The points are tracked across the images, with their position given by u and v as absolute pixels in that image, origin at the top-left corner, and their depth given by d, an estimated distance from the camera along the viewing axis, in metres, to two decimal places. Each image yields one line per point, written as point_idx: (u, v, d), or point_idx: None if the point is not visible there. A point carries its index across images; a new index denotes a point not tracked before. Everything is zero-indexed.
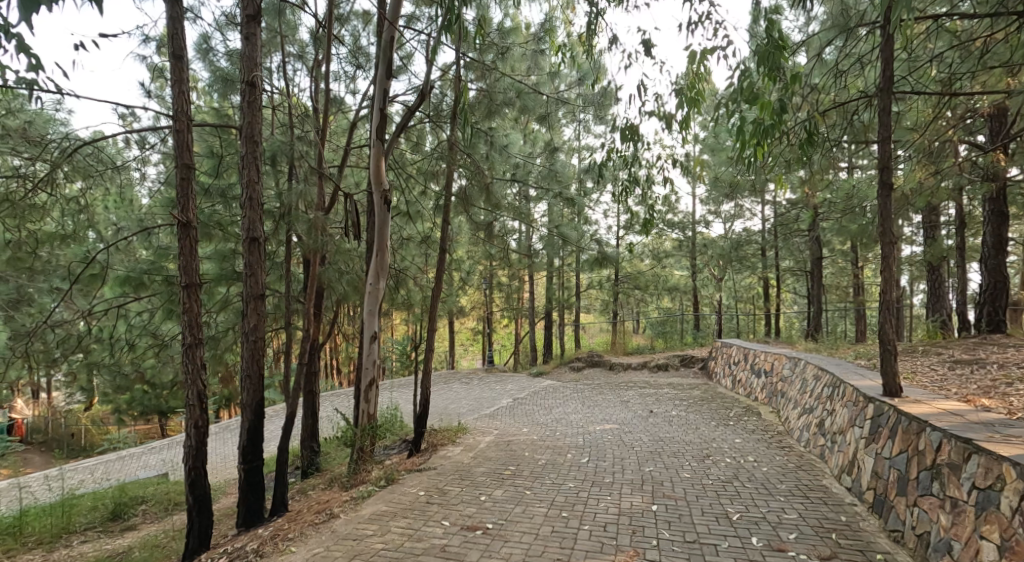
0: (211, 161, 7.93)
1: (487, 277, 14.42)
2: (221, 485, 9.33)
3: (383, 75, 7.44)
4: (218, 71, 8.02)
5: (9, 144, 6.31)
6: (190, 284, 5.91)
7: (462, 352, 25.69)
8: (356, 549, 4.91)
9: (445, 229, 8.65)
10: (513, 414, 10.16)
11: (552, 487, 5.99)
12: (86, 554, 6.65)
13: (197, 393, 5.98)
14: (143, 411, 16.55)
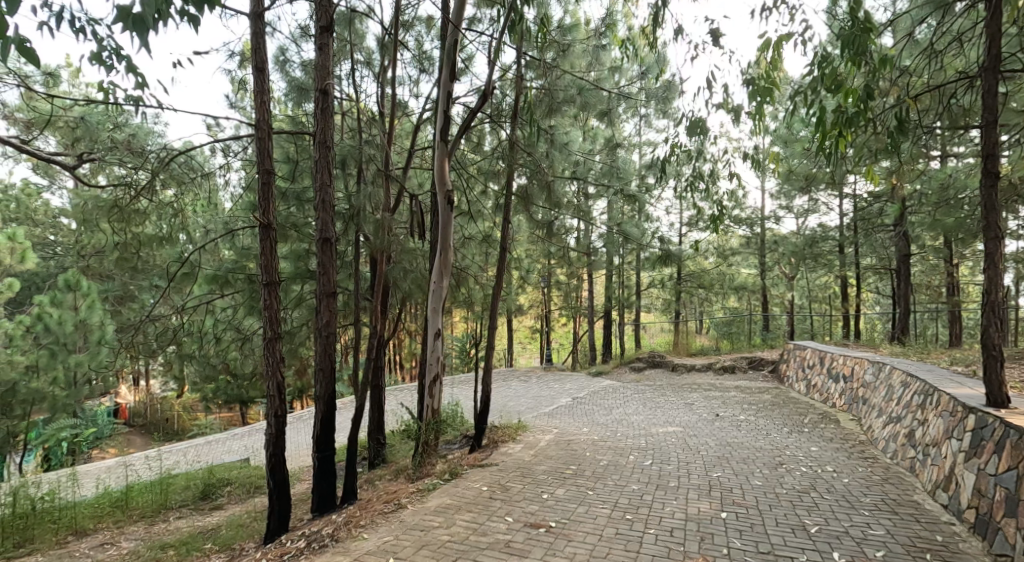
0: (287, 165, 8.23)
1: (546, 276, 14.34)
2: (297, 472, 9.61)
3: (447, 76, 7.48)
4: (292, 80, 8.32)
5: (115, 155, 6.76)
6: (270, 282, 6.11)
7: (519, 350, 25.62)
8: (423, 540, 4.92)
9: (507, 227, 8.62)
10: (573, 413, 10.04)
11: (615, 489, 5.85)
12: (180, 530, 6.99)
13: (273, 387, 6.15)
14: (226, 401, 17.41)
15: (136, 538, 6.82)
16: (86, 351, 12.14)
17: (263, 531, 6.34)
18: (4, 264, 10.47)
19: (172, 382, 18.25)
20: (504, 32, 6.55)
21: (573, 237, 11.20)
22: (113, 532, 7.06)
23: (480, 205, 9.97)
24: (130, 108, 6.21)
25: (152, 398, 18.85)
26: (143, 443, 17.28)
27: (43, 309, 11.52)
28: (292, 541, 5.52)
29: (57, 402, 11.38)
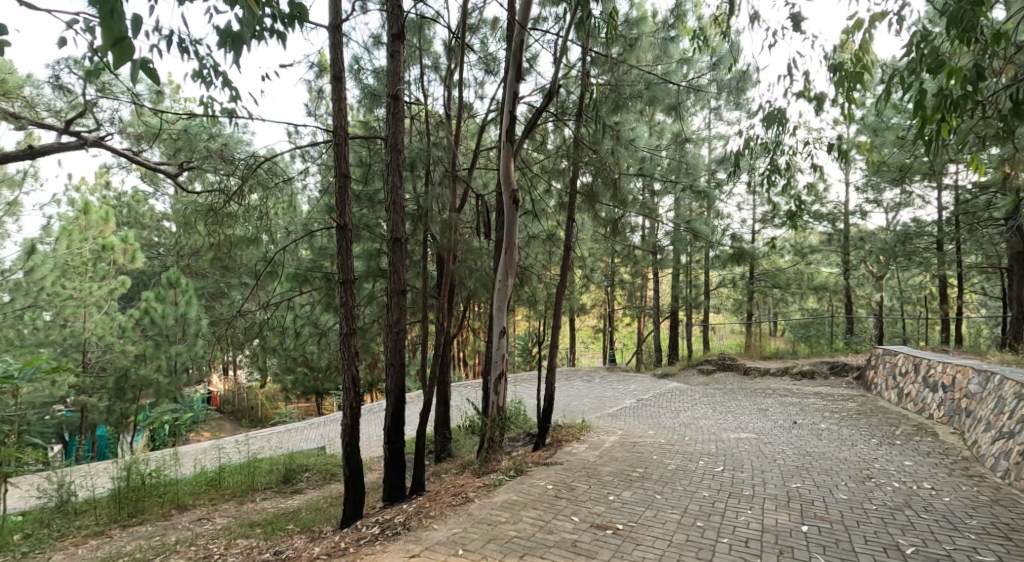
0: (360, 168, 8.43)
1: (609, 274, 14.10)
2: (370, 462, 9.85)
3: (513, 76, 7.41)
4: (365, 87, 8.52)
5: (210, 163, 7.05)
6: (346, 280, 6.42)
7: (583, 349, 25.31)
8: (491, 534, 4.91)
9: (571, 226, 8.49)
10: (637, 415, 9.82)
11: (685, 494, 5.65)
12: (266, 510, 7.48)
13: (348, 379, 6.47)
14: (304, 392, 18.14)
15: (228, 515, 7.41)
16: (185, 343, 13.22)
17: (340, 516, 6.51)
18: (116, 264, 11.96)
19: (256, 372, 19.22)
20: (570, 28, 6.42)
21: (638, 235, 10.94)
22: (208, 508, 7.72)
23: (544, 203, 9.91)
24: (226, 120, 6.56)
25: (240, 386, 19.92)
26: (231, 429, 18.31)
27: (150, 305, 12.58)
28: (367, 527, 5.60)
29: (161, 388, 12.59)
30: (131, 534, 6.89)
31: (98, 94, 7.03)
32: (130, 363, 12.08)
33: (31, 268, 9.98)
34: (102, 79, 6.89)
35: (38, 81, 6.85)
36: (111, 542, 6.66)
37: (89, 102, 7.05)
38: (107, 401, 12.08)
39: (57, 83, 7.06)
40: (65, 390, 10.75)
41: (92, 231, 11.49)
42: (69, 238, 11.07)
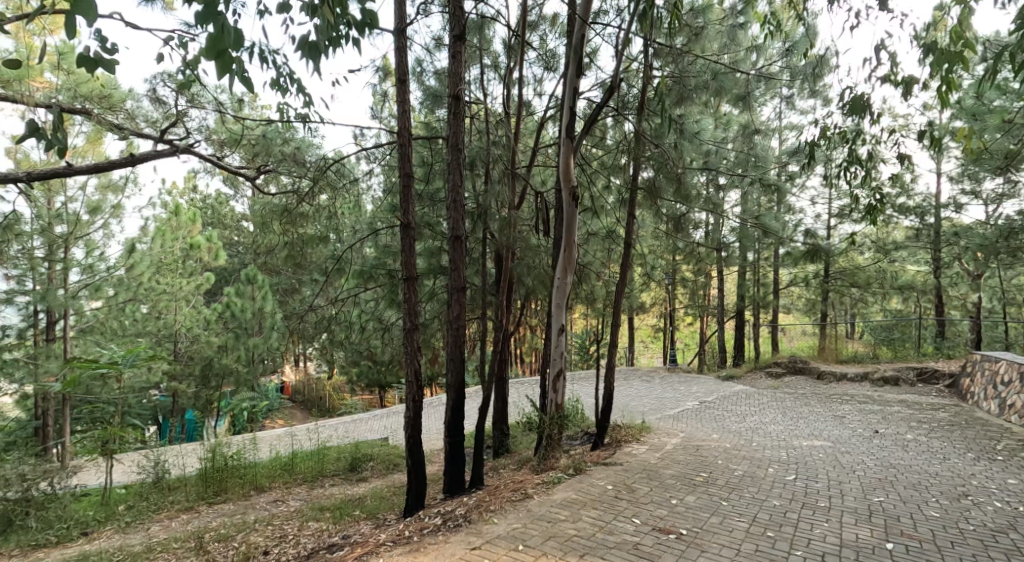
0: (422, 169, 8.50)
1: (670, 272, 13.71)
2: (432, 456, 9.88)
3: (573, 72, 7.23)
4: (427, 88, 8.54)
5: (285, 167, 7.33)
6: (409, 277, 6.58)
7: (642, 350, 24.71)
8: (551, 531, 5.05)
9: (632, 223, 8.22)
10: (700, 417, 9.48)
11: (753, 502, 5.52)
12: (334, 495, 7.80)
13: (410, 372, 6.66)
14: (368, 385, 18.47)
15: (300, 498, 7.80)
16: (263, 335, 13.63)
17: (402, 505, 6.81)
18: (203, 261, 12.96)
19: (323, 364, 19.72)
20: (632, 19, 6.21)
21: (701, 232, 10.56)
22: (283, 491, 8.14)
23: (602, 199, 9.68)
24: (299, 125, 6.74)
25: (308, 377, 20.50)
26: (300, 418, 18.89)
27: (231, 299, 13.13)
28: (428, 517, 5.72)
29: (241, 377, 13.35)
30: (215, 510, 7.40)
31: (188, 104, 7.27)
32: (212, 352, 12.51)
33: (132, 265, 10.89)
34: (192, 90, 7.11)
35: (138, 94, 7.11)
36: (197, 517, 7.17)
37: (180, 112, 7.33)
38: (195, 388, 12.61)
39: (154, 95, 7.39)
40: (161, 376, 11.56)
41: (182, 231, 12.53)
42: (163, 238, 11.96)
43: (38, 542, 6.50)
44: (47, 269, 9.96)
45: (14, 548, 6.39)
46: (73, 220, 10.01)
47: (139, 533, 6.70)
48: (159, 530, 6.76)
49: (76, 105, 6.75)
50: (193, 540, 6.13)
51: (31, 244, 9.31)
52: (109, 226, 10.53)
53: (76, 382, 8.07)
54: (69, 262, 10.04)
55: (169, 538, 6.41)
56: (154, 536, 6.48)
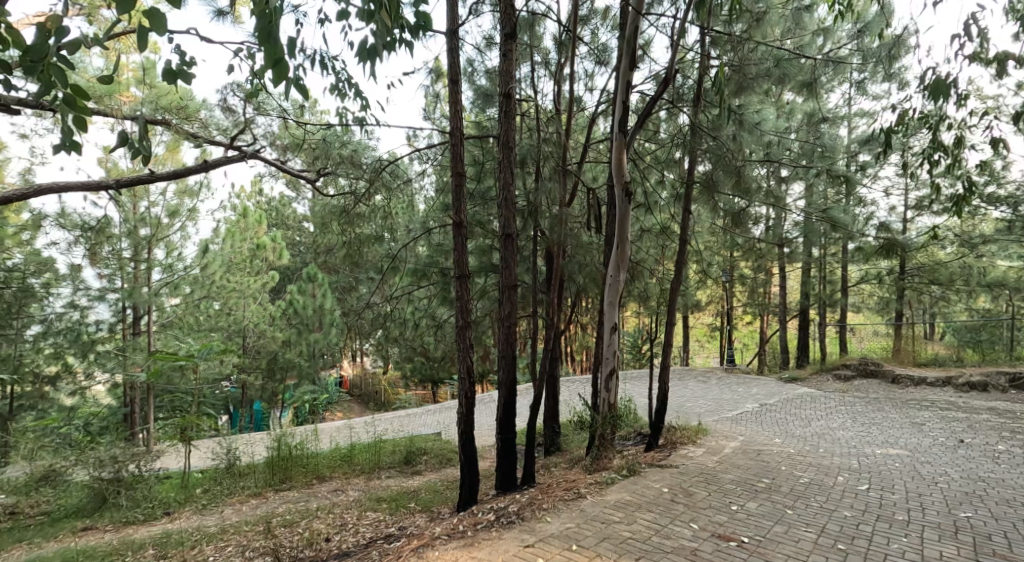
0: (474, 167, 8.42)
1: (728, 269, 13.22)
2: (484, 452, 9.77)
3: (626, 65, 6.97)
4: (478, 87, 8.45)
5: (342, 169, 7.21)
6: (461, 276, 6.50)
7: (696, 349, 23.98)
8: (605, 533, 4.88)
9: (687, 218, 7.90)
10: (761, 420, 9.07)
11: (821, 512, 5.23)
12: (391, 487, 7.84)
13: (463, 369, 6.59)
14: (421, 380, 18.59)
15: (359, 488, 7.88)
16: (322, 330, 14.09)
17: (457, 500, 6.76)
18: (268, 260, 13.22)
19: (379, 359, 19.95)
20: (688, 8, 5.93)
21: (761, 226, 10.12)
22: (343, 480, 8.25)
23: (656, 195, 9.36)
24: (356, 127, 6.75)
25: (365, 371, 20.80)
26: (357, 412, 19.20)
27: (294, 297, 13.71)
28: (481, 513, 5.62)
29: (303, 371, 13.67)
30: (281, 497, 7.59)
31: (256, 112, 7.39)
32: (277, 346, 13.37)
33: (206, 265, 11.11)
34: (258, 99, 7.22)
35: (211, 104, 7.30)
36: (265, 503, 7.37)
37: (249, 120, 7.45)
38: (261, 380, 13.33)
39: (225, 104, 7.53)
40: (232, 368, 11.93)
41: (250, 233, 12.71)
42: (233, 238, 12.02)
43: (129, 518, 6.86)
44: (132, 268, 10.35)
45: (106, 523, 6.77)
46: (155, 223, 10.47)
47: (214, 515, 6.95)
48: (231, 513, 7.02)
49: (156, 117, 7.07)
50: (261, 524, 6.27)
51: (118, 246, 10.10)
52: (185, 228, 10.86)
53: (160, 374, 8.52)
54: (151, 262, 10.44)
55: (240, 521, 6.59)
56: (227, 519, 6.71)
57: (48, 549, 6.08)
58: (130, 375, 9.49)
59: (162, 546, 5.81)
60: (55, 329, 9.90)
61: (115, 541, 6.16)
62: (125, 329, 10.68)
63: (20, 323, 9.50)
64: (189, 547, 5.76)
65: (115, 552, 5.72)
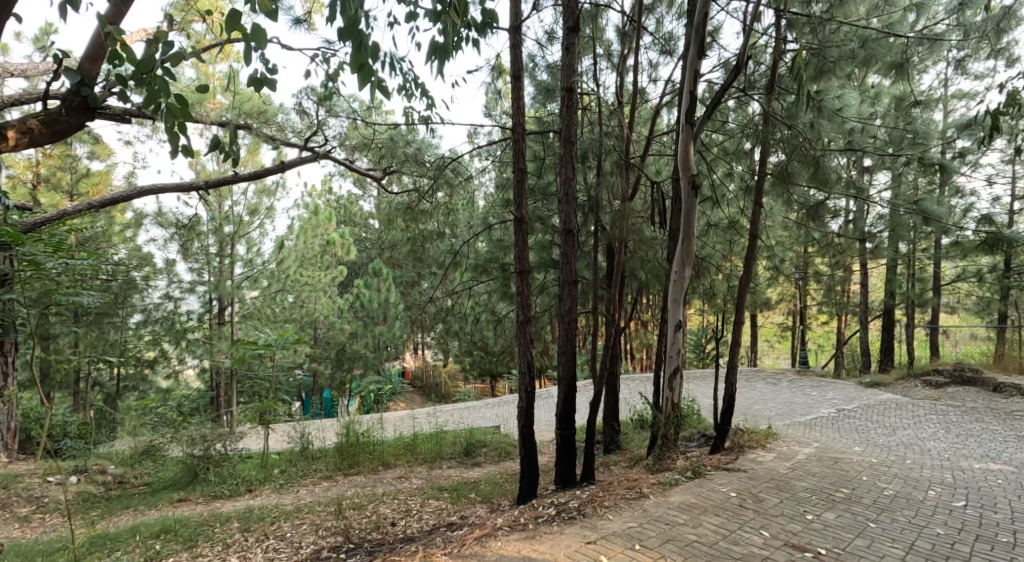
0: (534, 163, 8.23)
1: (802, 266, 12.51)
2: (543, 448, 9.57)
3: (694, 53, 6.57)
4: (539, 82, 8.23)
5: (406, 167, 7.25)
6: (521, 270, 6.29)
7: (765, 348, 22.97)
8: (669, 534, 4.60)
9: (758, 212, 7.43)
10: (840, 426, 8.48)
11: (909, 527, 4.79)
12: (453, 477, 7.77)
13: (522, 363, 6.40)
14: (480, 374, 18.58)
15: (422, 476, 7.84)
16: (386, 324, 14.24)
17: (517, 493, 6.57)
18: (337, 256, 13.37)
19: (440, 351, 20.05)
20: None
21: (840, 221, 9.47)
22: (407, 468, 8.24)
23: (724, 187, 8.90)
24: (419, 124, 6.66)
25: (426, 364, 20.95)
26: (419, 403, 19.36)
27: (360, 291, 13.91)
28: (542, 507, 5.40)
29: (369, 361, 13.87)
30: (349, 481, 7.65)
31: (328, 114, 7.43)
32: (344, 338, 13.56)
33: (281, 260, 11.32)
34: (330, 101, 7.23)
35: (286, 107, 7.42)
36: (335, 486, 7.45)
37: (322, 122, 7.48)
38: (330, 369, 13.58)
39: (299, 106, 7.61)
40: (303, 357, 12.18)
41: (321, 229, 12.61)
42: (306, 235, 12.16)
43: (216, 493, 7.15)
44: (218, 263, 10.76)
45: (197, 496, 7.12)
46: (237, 221, 10.64)
47: (290, 495, 7.10)
48: (306, 494, 7.13)
49: (239, 122, 7.30)
50: (332, 505, 6.31)
51: (205, 242, 10.49)
52: (264, 226, 11.12)
53: (242, 361, 8.85)
54: (233, 258, 10.73)
55: (314, 501, 6.66)
56: (301, 499, 6.82)
57: (150, 516, 6.43)
58: (216, 361, 9.77)
59: (245, 520, 5.96)
60: (153, 318, 11.05)
61: (205, 513, 6.41)
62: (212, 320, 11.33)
63: (126, 312, 10.83)
64: (268, 522, 5.88)
65: (205, 522, 5.91)
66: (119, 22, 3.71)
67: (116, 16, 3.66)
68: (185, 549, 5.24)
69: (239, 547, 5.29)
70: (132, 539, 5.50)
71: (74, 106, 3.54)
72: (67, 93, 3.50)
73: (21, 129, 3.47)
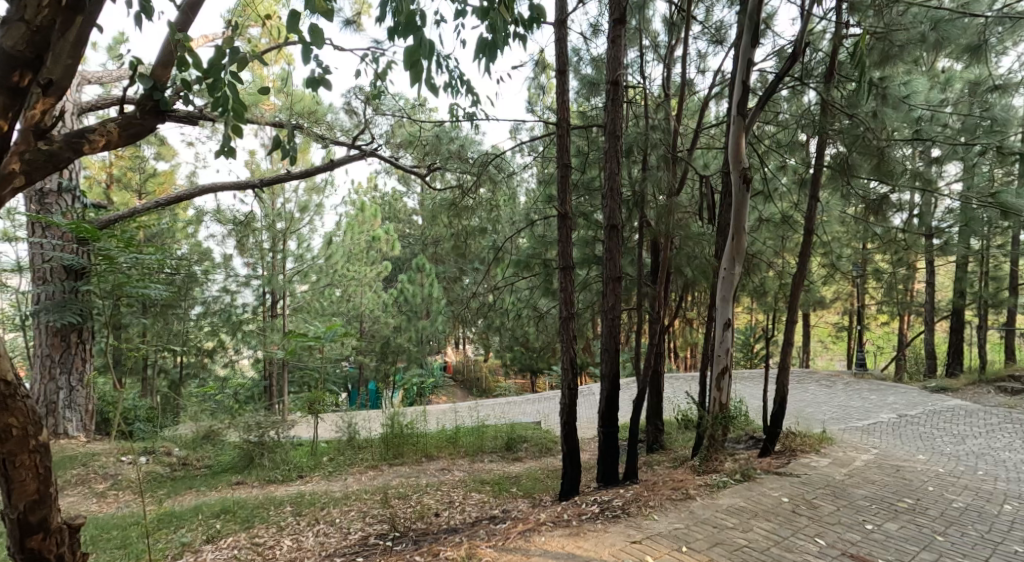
0: (578, 157, 8.00)
1: (861, 263, 11.89)
2: (585, 446, 9.35)
3: (748, 41, 6.21)
4: (583, 76, 7.98)
5: (451, 165, 7.20)
6: (564, 266, 6.08)
7: (817, 350, 22.10)
8: (718, 538, 4.33)
9: (815, 206, 6.99)
10: (902, 432, 7.98)
11: (982, 543, 4.40)
12: (494, 470, 7.63)
13: (566, 359, 6.19)
14: (521, 369, 18.41)
15: (464, 469, 7.74)
16: (429, 318, 14.22)
17: (558, 489, 6.39)
18: (382, 251, 13.37)
19: (481, 346, 19.96)
20: None
21: (903, 216, 8.90)
22: (449, 460, 8.16)
23: (777, 180, 8.47)
24: (463, 120, 6.51)
25: (467, 358, 20.90)
26: (460, 397, 19.36)
27: (404, 286, 13.91)
28: (585, 504, 5.22)
29: (412, 355, 13.88)
30: (394, 471, 7.61)
31: (375, 112, 7.37)
32: (389, 332, 13.45)
33: (330, 255, 11.46)
34: (377, 101, 7.18)
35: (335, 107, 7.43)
36: (380, 475, 7.41)
37: (369, 120, 7.44)
38: (374, 362, 13.62)
39: (348, 105, 7.61)
40: (350, 349, 12.25)
41: (367, 226, 12.69)
42: (353, 231, 12.18)
43: (271, 478, 7.22)
44: (271, 258, 10.97)
45: (254, 481, 7.19)
46: (288, 218, 10.83)
47: (339, 482, 7.10)
48: (353, 482, 7.11)
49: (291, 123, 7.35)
50: (378, 494, 6.25)
51: (260, 237, 10.68)
52: (314, 222, 11.20)
53: (293, 353, 8.90)
54: (285, 252, 10.97)
55: (360, 489, 6.62)
56: (350, 486, 6.81)
57: (210, 497, 6.51)
58: (269, 351, 9.89)
59: (297, 505, 5.94)
60: (212, 310, 10.99)
61: (261, 496, 6.45)
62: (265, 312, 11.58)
63: (187, 304, 10.77)
64: (318, 507, 5.85)
65: (260, 506, 5.91)
66: (190, 31, 3.38)
67: (186, 23, 3.36)
68: (243, 529, 5.26)
69: (292, 530, 5.26)
70: (196, 517, 5.59)
71: (148, 110, 3.13)
72: (140, 97, 3.10)
73: (103, 131, 3.04)
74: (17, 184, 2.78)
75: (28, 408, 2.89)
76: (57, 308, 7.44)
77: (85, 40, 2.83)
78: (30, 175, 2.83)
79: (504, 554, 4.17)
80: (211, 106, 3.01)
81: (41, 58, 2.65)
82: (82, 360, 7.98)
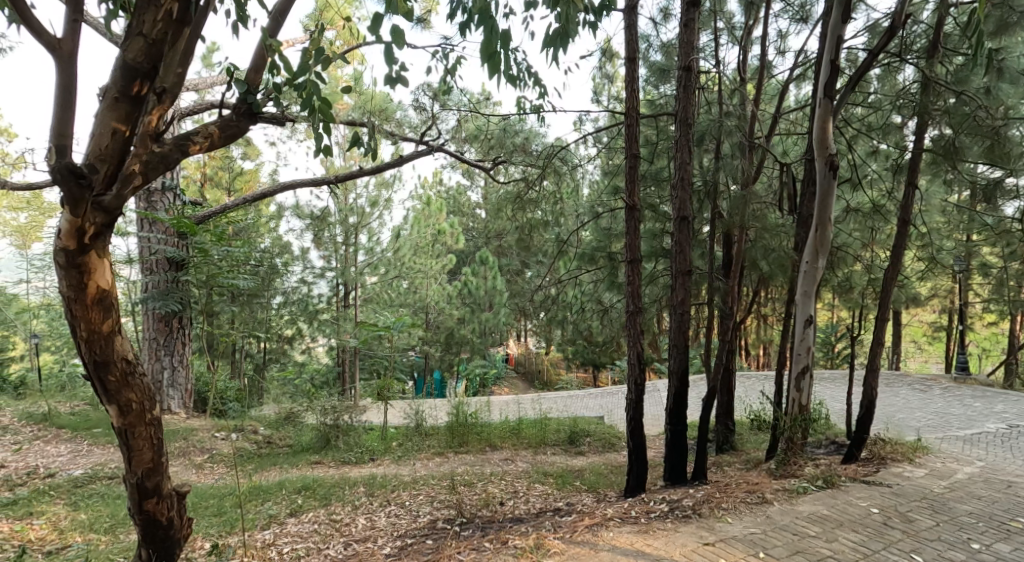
0: (646, 148, 7.52)
1: (964, 258, 10.78)
2: (651, 443, 8.87)
3: (839, 15, 5.43)
4: (652, 64, 7.48)
5: (515, 158, 6.92)
6: (631, 259, 5.64)
7: (908, 351, 20.47)
8: (799, 546, 3.85)
9: (909, 195, 6.20)
10: (1011, 445, 7.10)
11: None
12: (557, 463, 7.29)
13: (632, 354, 5.79)
14: (584, 363, 17.90)
15: (527, 460, 7.44)
16: (491, 310, 13.97)
17: (624, 485, 5.98)
18: (447, 244, 13.21)
19: (543, 339, 19.58)
20: None
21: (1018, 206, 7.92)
22: (512, 451, 7.88)
23: (866, 167, 7.68)
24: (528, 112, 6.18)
25: (529, 351, 20.55)
26: (522, 389, 19.08)
27: (468, 278, 13.73)
28: (653, 502, 4.80)
29: (475, 346, 13.68)
30: (460, 458, 7.41)
31: (442, 109, 7.15)
32: (453, 323, 13.31)
33: (397, 249, 11.51)
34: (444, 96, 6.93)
35: (405, 105, 7.26)
36: (446, 462, 7.23)
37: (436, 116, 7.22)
38: (438, 352, 13.35)
39: (416, 102, 7.41)
40: (417, 339, 12.20)
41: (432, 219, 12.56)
42: (419, 225, 12.09)
43: (343, 459, 7.15)
44: (344, 251, 11.02)
45: (329, 461, 7.14)
46: (360, 213, 10.83)
47: (407, 466, 6.96)
48: (421, 467, 6.95)
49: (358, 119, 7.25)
50: (445, 480, 6.07)
51: (333, 232, 10.75)
52: (383, 217, 11.15)
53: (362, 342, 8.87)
54: (357, 246, 10.99)
55: (427, 474, 6.44)
56: (417, 471, 6.64)
57: (292, 473, 6.51)
58: (341, 339, 9.93)
59: (369, 485, 5.81)
60: (291, 300, 10.94)
61: (336, 475, 6.36)
62: (337, 302, 11.69)
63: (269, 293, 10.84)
64: (389, 489, 5.71)
65: (333, 485, 5.81)
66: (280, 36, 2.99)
67: (276, 30, 2.98)
68: (322, 505, 5.15)
69: (365, 510, 5.10)
70: (279, 492, 5.53)
71: (243, 112, 2.86)
72: (235, 100, 2.84)
73: (206, 133, 2.78)
74: (137, 185, 2.58)
75: (146, 385, 2.89)
76: (160, 296, 7.61)
77: (192, 48, 2.64)
78: (147, 176, 2.61)
79: (571, 547, 3.83)
80: (304, 112, 2.81)
81: (157, 69, 2.50)
82: (181, 344, 8.14)
